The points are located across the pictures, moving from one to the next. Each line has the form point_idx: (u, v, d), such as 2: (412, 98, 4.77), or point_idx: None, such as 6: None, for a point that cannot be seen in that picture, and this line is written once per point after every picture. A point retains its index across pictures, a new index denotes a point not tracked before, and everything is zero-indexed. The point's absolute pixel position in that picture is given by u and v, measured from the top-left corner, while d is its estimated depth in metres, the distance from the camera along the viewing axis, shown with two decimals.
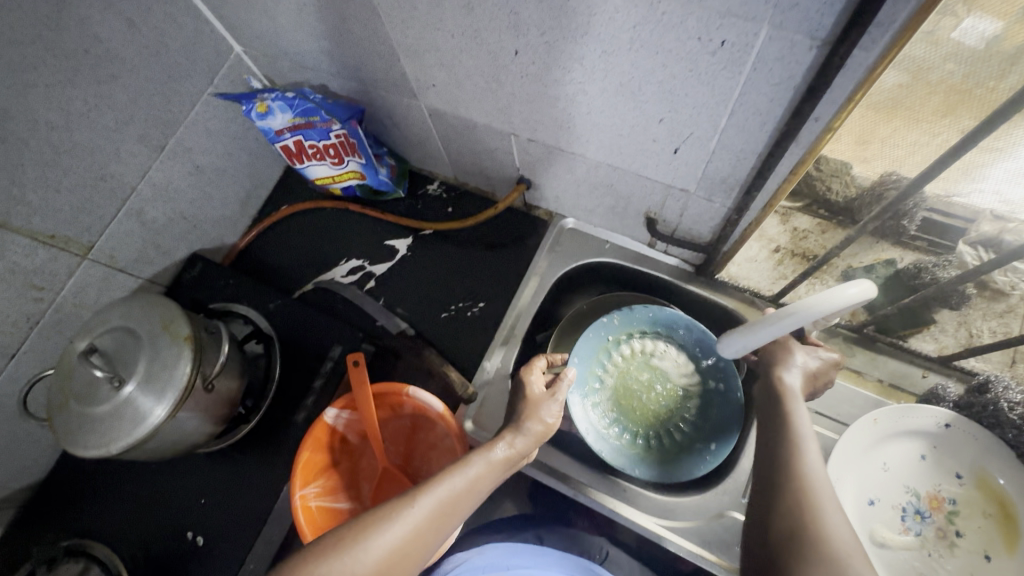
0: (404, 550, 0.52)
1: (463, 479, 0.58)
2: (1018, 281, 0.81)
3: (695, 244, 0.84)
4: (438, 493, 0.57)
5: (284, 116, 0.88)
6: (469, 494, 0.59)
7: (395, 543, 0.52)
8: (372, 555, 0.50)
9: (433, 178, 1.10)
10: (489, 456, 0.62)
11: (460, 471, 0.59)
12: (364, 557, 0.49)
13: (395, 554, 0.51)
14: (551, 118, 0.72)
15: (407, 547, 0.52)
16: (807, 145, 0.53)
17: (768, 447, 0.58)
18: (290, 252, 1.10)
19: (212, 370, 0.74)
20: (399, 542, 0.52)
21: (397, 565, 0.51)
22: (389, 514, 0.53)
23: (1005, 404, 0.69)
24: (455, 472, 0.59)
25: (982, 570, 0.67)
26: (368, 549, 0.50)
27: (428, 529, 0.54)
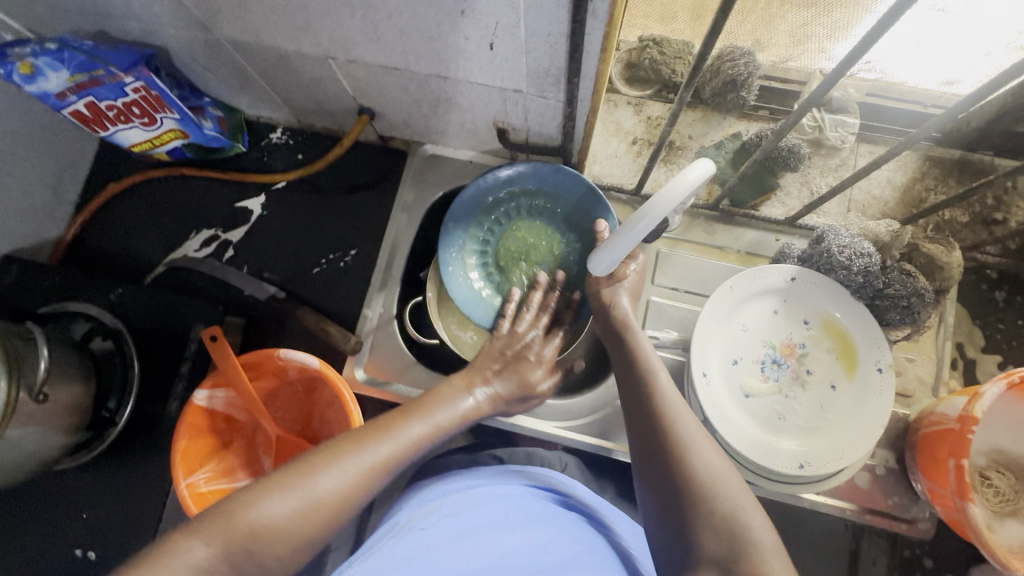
0: (353, 489, 0.53)
1: (427, 427, 0.62)
2: (847, 135, 0.86)
3: (548, 148, 0.82)
4: (404, 432, 0.60)
5: (60, 75, 0.74)
6: (434, 435, 0.62)
7: (345, 481, 0.53)
8: (323, 492, 0.51)
9: (275, 125, 1.00)
10: (468, 398, 0.68)
11: (435, 410, 0.64)
12: (314, 490, 0.51)
13: (344, 494, 0.52)
14: (359, 32, 0.64)
15: (359, 479, 0.54)
16: (604, 16, 0.51)
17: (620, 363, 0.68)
18: (130, 234, 0.98)
19: (36, 378, 0.66)
20: (354, 481, 0.53)
21: (343, 503, 0.52)
22: (351, 447, 0.56)
23: (836, 248, 0.74)
24: (430, 415, 0.63)
25: (831, 399, 0.74)
26: (321, 485, 0.52)
27: (381, 469, 0.56)
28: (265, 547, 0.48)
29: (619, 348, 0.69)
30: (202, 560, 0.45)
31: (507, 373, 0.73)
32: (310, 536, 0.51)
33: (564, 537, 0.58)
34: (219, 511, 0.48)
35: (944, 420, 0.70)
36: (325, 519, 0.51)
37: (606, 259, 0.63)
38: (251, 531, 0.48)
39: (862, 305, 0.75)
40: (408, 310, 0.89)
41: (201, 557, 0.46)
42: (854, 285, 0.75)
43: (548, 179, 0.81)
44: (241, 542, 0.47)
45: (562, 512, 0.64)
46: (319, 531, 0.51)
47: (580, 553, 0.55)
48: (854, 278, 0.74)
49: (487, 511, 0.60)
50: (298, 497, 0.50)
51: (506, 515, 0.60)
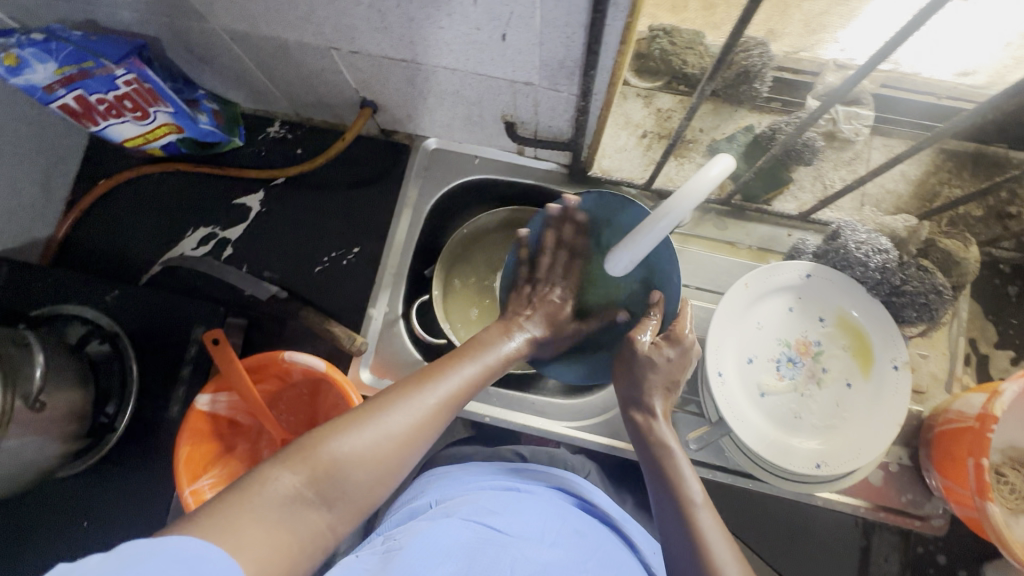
0: (424, 423, 0.52)
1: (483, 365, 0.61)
2: (861, 128, 0.84)
3: (558, 142, 0.79)
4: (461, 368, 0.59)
5: (47, 67, 0.70)
6: (490, 375, 0.61)
7: (416, 413, 0.52)
8: (398, 426, 0.50)
9: (272, 119, 0.97)
10: (510, 341, 0.66)
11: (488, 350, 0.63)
12: (388, 426, 0.50)
13: (416, 427, 0.51)
14: (365, 21, 0.62)
15: (429, 414, 0.53)
16: (626, 5, 0.49)
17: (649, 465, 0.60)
18: (124, 233, 0.95)
19: (31, 386, 0.64)
20: (423, 417, 0.52)
21: (418, 435, 0.52)
22: (415, 384, 0.55)
23: (853, 245, 0.72)
24: (481, 355, 0.62)
25: (847, 397, 0.74)
26: (393, 421, 0.50)
27: (445, 405, 0.55)
28: (349, 479, 0.47)
29: (646, 450, 0.62)
30: (289, 492, 0.44)
31: (536, 315, 0.70)
32: (390, 468, 0.49)
33: (603, 558, 0.55)
34: (300, 445, 0.47)
35: (961, 418, 0.69)
36: (399, 455, 0.50)
37: (625, 259, 0.62)
38: (334, 463, 0.46)
39: (878, 302, 0.74)
40: (415, 309, 0.87)
41: (288, 487, 0.44)
42: (871, 282, 0.73)
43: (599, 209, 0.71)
44: (325, 474, 0.46)
45: (591, 524, 0.63)
46: (396, 464, 0.50)
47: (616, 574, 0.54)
48: (870, 274, 0.73)
49: (520, 513, 0.59)
50: (374, 431, 0.49)
51: (541, 522, 0.58)
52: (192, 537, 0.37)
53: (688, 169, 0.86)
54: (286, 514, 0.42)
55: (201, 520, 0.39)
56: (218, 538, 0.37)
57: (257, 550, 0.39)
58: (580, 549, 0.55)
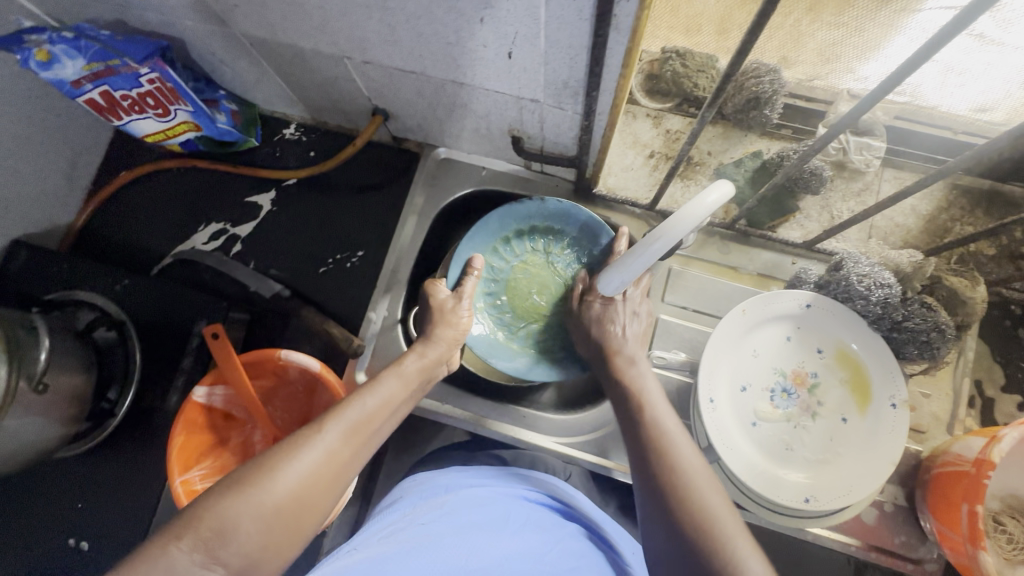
0: (318, 473, 0.49)
1: (375, 400, 0.59)
2: (872, 159, 0.83)
3: (563, 159, 0.80)
4: (358, 406, 0.57)
5: (75, 63, 0.73)
6: (383, 414, 0.59)
7: (310, 468, 0.49)
8: (291, 480, 0.47)
9: (289, 121, 1.00)
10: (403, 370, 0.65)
11: (382, 384, 0.62)
12: (280, 485, 0.46)
13: (312, 478, 0.48)
14: (376, 33, 0.63)
15: (323, 464, 0.50)
16: (628, 30, 0.49)
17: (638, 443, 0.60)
18: (138, 224, 0.98)
19: (36, 368, 0.66)
20: (317, 465, 0.49)
21: (312, 493, 0.48)
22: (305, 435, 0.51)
23: (854, 277, 0.71)
24: (372, 392, 0.60)
25: (841, 432, 0.72)
26: (288, 476, 0.47)
27: (343, 452, 0.52)
28: (241, 543, 0.42)
29: (624, 411, 0.65)
30: (181, 562, 0.39)
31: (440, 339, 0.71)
32: (290, 527, 0.46)
33: (563, 551, 0.55)
34: (191, 514, 0.42)
35: (958, 462, 0.67)
36: (298, 523, 0.47)
37: (618, 283, 0.62)
38: (228, 526, 0.42)
39: (880, 337, 0.73)
40: (413, 315, 0.88)
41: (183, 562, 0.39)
42: (872, 316, 0.72)
43: (555, 214, 0.81)
44: (220, 537, 0.41)
45: (562, 522, 0.63)
46: (294, 534, 0.46)
47: (578, 567, 0.52)
48: (872, 308, 0.71)
49: (492, 509, 0.59)
50: (268, 491, 0.45)
51: (506, 516, 0.59)
52: None
53: (694, 192, 0.87)
54: None
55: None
56: None
57: None
58: (540, 541, 0.55)
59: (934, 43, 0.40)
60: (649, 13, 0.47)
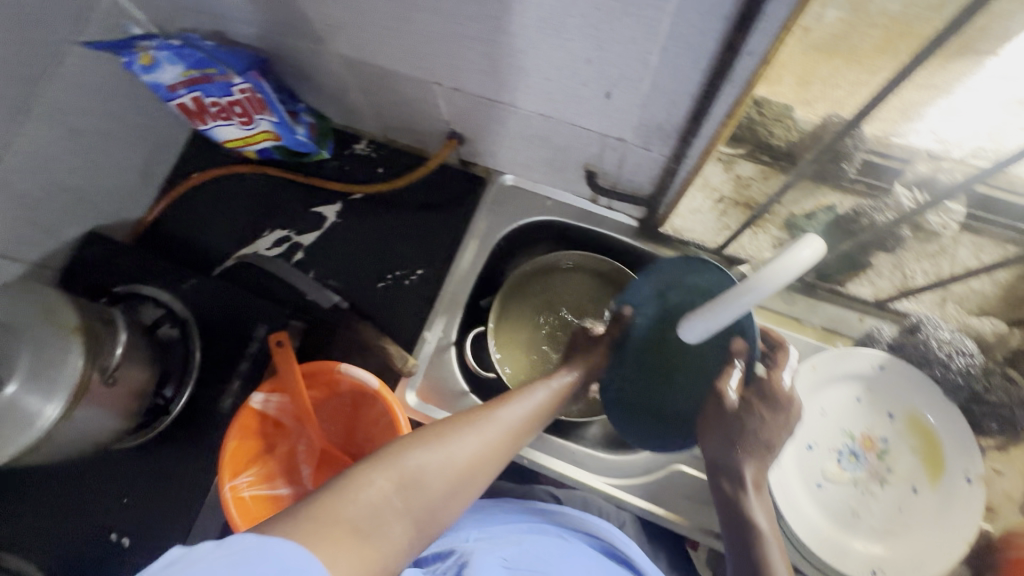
0: (483, 454, 0.54)
1: (537, 399, 0.62)
2: (949, 222, 0.82)
3: (636, 197, 0.80)
4: (522, 403, 0.60)
5: (175, 68, 0.77)
6: (536, 418, 0.62)
7: (478, 446, 0.54)
8: (463, 452, 0.52)
9: (360, 136, 1.02)
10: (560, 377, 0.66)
11: (540, 385, 0.64)
12: (453, 452, 0.52)
13: (479, 455, 0.53)
14: (474, 64, 0.65)
15: (490, 443, 0.55)
16: (742, 83, 0.49)
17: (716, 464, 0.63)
18: (204, 224, 1.00)
19: (110, 361, 0.67)
20: (483, 447, 0.54)
21: (476, 471, 0.53)
22: (477, 416, 0.57)
23: (934, 342, 0.70)
24: (533, 389, 0.63)
25: (911, 503, 0.69)
26: (460, 447, 0.52)
27: (504, 439, 0.56)
28: (428, 492, 0.49)
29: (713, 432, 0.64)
30: (383, 496, 0.46)
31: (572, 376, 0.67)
32: (460, 492, 0.51)
33: None
34: (387, 452, 0.50)
35: None
36: (465, 488, 0.52)
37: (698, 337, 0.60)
38: (416, 474, 0.49)
39: (956, 408, 0.70)
40: (468, 339, 0.88)
41: (382, 491, 0.46)
42: (949, 385, 0.70)
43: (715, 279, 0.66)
44: (410, 482, 0.48)
45: (605, 570, 0.59)
46: (462, 496, 0.51)
47: None
48: (952, 377, 0.69)
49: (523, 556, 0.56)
50: (445, 454, 0.51)
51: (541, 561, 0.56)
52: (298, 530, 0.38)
53: (762, 240, 0.86)
54: (378, 512, 0.44)
55: (313, 508, 0.41)
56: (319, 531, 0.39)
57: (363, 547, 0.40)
58: None
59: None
60: (767, 68, 0.48)
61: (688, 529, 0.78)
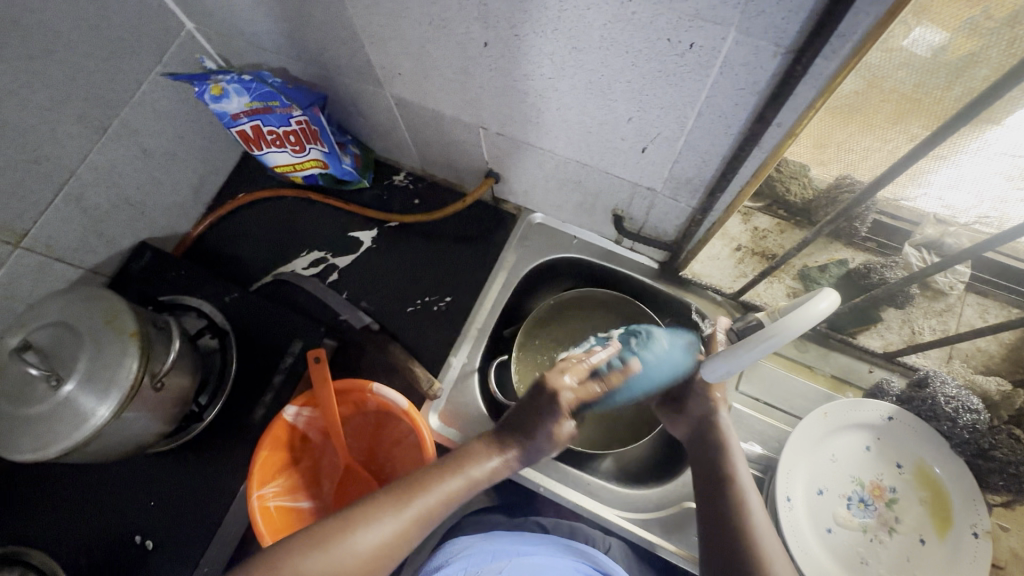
0: (384, 549, 0.52)
1: (472, 473, 0.57)
2: (956, 282, 0.86)
3: (660, 242, 0.85)
4: (453, 478, 0.57)
5: (241, 99, 0.83)
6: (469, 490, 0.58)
7: (378, 541, 0.52)
8: (355, 553, 0.51)
9: (399, 169, 1.08)
10: (504, 449, 0.59)
11: (478, 455, 0.59)
12: (348, 555, 0.50)
13: (379, 550, 0.52)
14: (520, 114, 0.71)
15: (398, 538, 0.53)
16: (769, 149, 0.55)
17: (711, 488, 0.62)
18: (246, 242, 1.06)
19: (160, 367, 0.71)
20: (389, 539, 0.52)
21: (377, 564, 0.52)
22: (386, 505, 0.54)
23: (941, 398, 0.73)
24: (466, 464, 0.58)
25: (919, 553, 0.71)
26: (356, 545, 0.51)
27: (420, 524, 0.54)
28: None
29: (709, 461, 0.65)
30: None
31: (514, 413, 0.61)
32: None
33: None
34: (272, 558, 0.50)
35: None
36: None
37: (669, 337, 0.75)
38: None
39: (963, 462, 0.72)
40: (491, 366, 0.91)
41: None
42: (957, 440, 0.72)
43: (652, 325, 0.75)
44: None
45: None
46: None
47: None
48: (959, 433, 0.72)
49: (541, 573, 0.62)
50: (334, 560, 0.50)
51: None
52: None
53: (777, 289, 0.90)
54: None
55: None
56: None
57: None
58: None
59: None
60: (793, 138, 0.53)
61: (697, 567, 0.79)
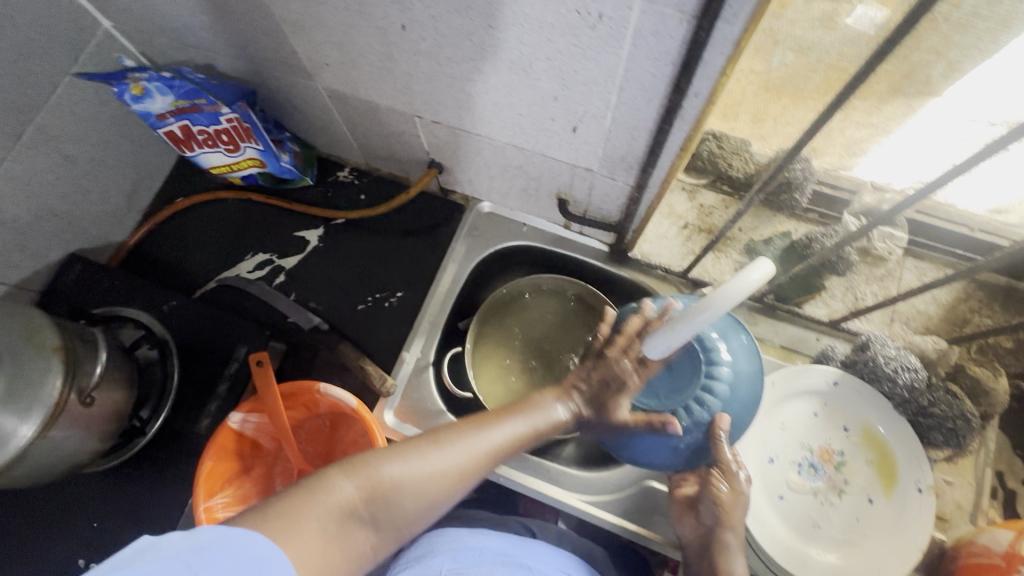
0: (462, 473, 0.55)
1: (538, 419, 0.61)
2: (894, 248, 0.88)
3: (605, 223, 0.85)
4: (523, 420, 0.60)
5: (165, 98, 0.79)
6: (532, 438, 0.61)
7: (457, 464, 0.55)
8: (438, 471, 0.54)
9: (343, 164, 1.06)
10: (568, 403, 0.63)
11: (545, 404, 0.63)
12: (430, 468, 0.53)
13: (457, 474, 0.55)
14: (451, 99, 0.70)
15: (472, 463, 0.56)
16: (691, 120, 0.55)
17: None
18: (186, 248, 1.02)
19: (88, 382, 0.68)
20: (466, 464, 0.55)
21: (452, 485, 0.54)
22: (467, 430, 0.57)
23: (882, 359, 0.75)
24: (534, 413, 0.61)
25: (867, 513, 0.73)
26: (441, 462, 0.54)
27: (494, 454, 0.57)
28: (394, 505, 0.51)
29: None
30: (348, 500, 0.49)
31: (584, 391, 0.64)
32: (433, 505, 0.54)
33: None
34: (364, 458, 0.52)
35: (986, 554, 0.67)
36: (436, 503, 0.54)
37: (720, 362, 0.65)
38: (386, 488, 0.51)
39: (904, 421, 0.75)
40: (446, 359, 0.90)
41: (349, 497, 0.49)
42: (897, 399, 0.75)
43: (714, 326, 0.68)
44: (380, 493, 0.51)
45: None
46: (433, 508, 0.54)
47: None
48: (898, 391, 0.74)
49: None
50: (422, 470, 0.53)
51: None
52: (256, 528, 0.42)
53: (724, 264, 0.91)
54: (338, 525, 0.47)
55: (274, 512, 0.45)
56: (279, 536, 0.43)
57: (312, 552, 0.44)
58: None
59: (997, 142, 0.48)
60: (712, 107, 0.53)
61: (660, 545, 0.79)
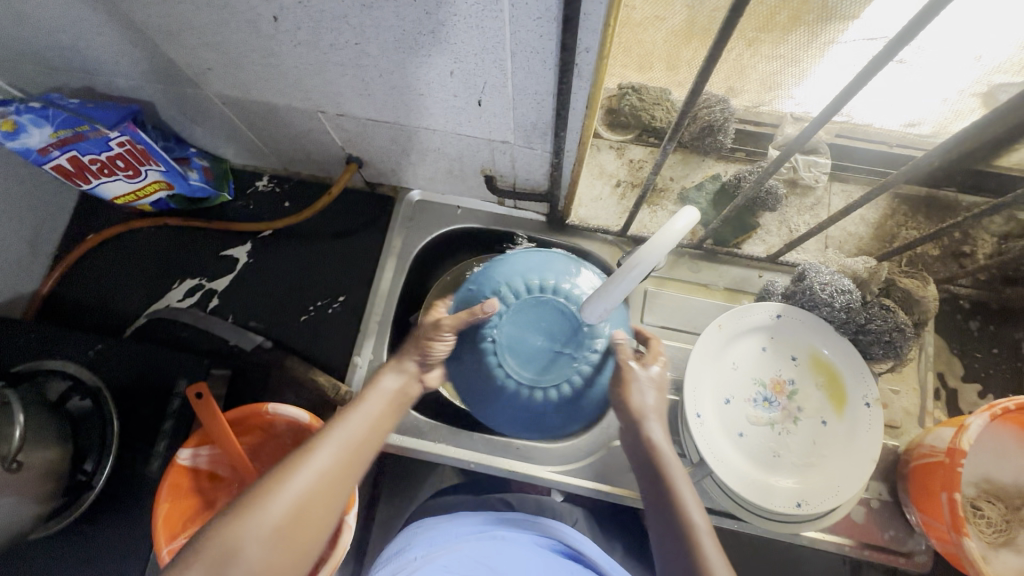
0: (313, 492, 0.51)
1: (366, 409, 0.59)
2: (820, 175, 0.90)
3: (536, 194, 0.84)
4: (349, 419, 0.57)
5: (43, 131, 0.72)
6: (372, 432, 0.58)
7: (305, 487, 0.51)
8: (283, 500, 0.49)
9: (261, 173, 1.01)
10: (386, 380, 0.62)
11: (369, 396, 0.60)
12: (272, 510, 0.48)
13: (308, 495, 0.51)
14: (350, 89, 0.66)
15: (324, 481, 0.52)
16: (589, 77, 0.53)
17: (652, 493, 0.58)
18: (108, 286, 0.96)
19: (10, 447, 0.63)
20: (312, 485, 0.51)
21: (311, 509, 0.50)
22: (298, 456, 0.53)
23: (817, 286, 0.76)
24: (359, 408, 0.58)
25: (823, 434, 0.75)
26: (285, 494, 0.49)
27: (334, 478, 0.53)
28: (246, 564, 0.46)
29: (644, 468, 0.59)
30: None
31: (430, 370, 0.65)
32: (300, 547, 0.49)
33: None
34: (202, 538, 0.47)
35: (933, 453, 0.71)
36: (301, 537, 0.49)
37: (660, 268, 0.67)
38: (229, 551, 0.46)
39: (846, 340, 0.77)
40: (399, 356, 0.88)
41: None
42: (837, 321, 0.77)
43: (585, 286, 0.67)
44: (222, 561, 0.45)
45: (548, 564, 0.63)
46: (302, 547, 0.49)
47: None
48: (837, 314, 0.76)
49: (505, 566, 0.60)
50: (261, 517, 0.48)
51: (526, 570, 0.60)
52: None
53: (661, 216, 0.91)
54: None
55: None
56: None
57: None
58: None
59: (882, 55, 0.45)
60: (607, 60, 0.51)
61: (636, 501, 0.80)
